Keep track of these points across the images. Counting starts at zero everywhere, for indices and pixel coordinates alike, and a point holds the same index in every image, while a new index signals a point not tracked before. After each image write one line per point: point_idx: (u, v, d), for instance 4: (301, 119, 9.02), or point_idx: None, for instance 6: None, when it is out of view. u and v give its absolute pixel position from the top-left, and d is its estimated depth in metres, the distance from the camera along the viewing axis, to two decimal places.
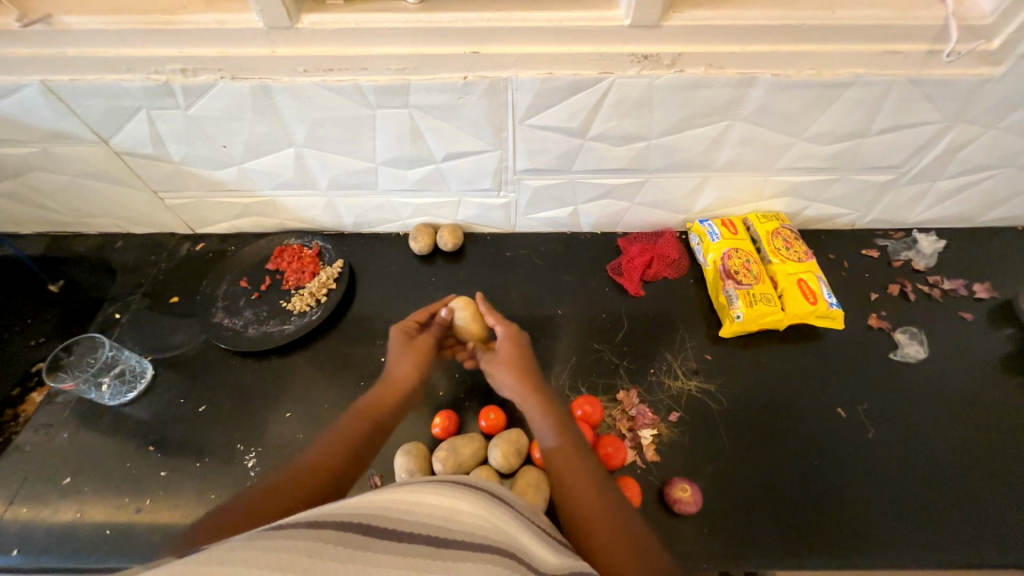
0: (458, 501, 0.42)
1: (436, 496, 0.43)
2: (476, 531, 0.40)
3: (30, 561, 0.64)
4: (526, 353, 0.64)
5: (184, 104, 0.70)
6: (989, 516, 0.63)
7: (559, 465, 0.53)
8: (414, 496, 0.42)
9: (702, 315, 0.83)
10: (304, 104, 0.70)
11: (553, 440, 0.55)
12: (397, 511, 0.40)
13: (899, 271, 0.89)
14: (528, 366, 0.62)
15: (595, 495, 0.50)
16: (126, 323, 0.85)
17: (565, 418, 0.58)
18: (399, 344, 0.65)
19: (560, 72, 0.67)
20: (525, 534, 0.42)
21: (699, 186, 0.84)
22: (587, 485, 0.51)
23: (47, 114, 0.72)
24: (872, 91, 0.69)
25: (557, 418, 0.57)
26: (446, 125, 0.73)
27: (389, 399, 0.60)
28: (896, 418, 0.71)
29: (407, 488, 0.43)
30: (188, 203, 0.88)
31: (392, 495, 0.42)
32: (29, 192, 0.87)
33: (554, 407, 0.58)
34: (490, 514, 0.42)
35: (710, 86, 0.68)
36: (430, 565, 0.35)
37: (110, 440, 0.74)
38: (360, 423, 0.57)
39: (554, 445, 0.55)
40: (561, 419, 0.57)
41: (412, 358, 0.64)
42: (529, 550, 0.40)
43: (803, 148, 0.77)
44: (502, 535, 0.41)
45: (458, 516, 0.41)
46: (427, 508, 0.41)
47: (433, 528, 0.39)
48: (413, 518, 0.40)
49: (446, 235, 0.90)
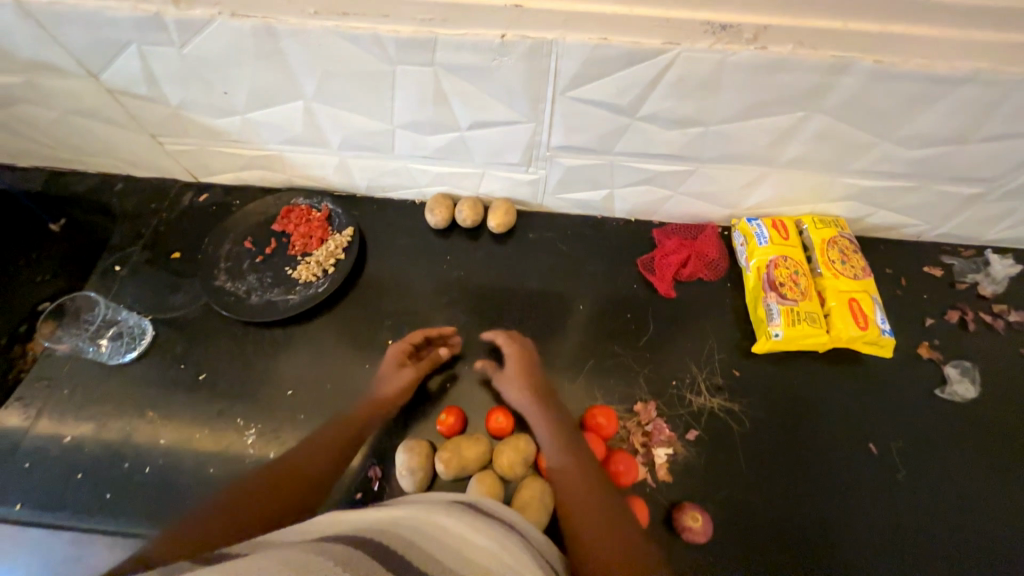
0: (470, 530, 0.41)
1: (450, 518, 0.42)
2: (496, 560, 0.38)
3: (31, 516, 0.64)
4: (534, 369, 0.69)
5: (179, 41, 0.61)
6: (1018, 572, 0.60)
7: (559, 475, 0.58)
8: (430, 515, 0.42)
9: (736, 326, 0.77)
10: (314, 52, 0.61)
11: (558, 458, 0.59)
12: (421, 535, 0.38)
13: (960, 296, 0.80)
14: (540, 391, 0.66)
15: (585, 503, 0.54)
16: (127, 277, 0.82)
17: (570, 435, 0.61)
18: (392, 367, 0.69)
19: (615, 37, 0.56)
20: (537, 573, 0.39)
21: (754, 181, 0.74)
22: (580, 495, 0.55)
23: (27, 40, 0.64)
24: (992, 91, 0.57)
25: (560, 434, 0.61)
26: (475, 89, 0.63)
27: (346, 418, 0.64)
28: (932, 460, 0.66)
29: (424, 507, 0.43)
30: (190, 150, 0.81)
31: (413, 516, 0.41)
32: (19, 124, 0.80)
33: (562, 424, 0.63)
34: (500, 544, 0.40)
35: (794, 70, 0.56)
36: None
37: (109, 398, 0.72)
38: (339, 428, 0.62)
39: (558, 463, 0.59)
40: (564, 437, 0.61)
41: (400, 379, 0.68)
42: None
43: (884, 150, 0.66)
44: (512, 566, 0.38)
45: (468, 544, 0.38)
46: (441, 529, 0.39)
47: (451, 549, 0.37)
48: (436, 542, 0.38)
49: (465, 210, 0.82)
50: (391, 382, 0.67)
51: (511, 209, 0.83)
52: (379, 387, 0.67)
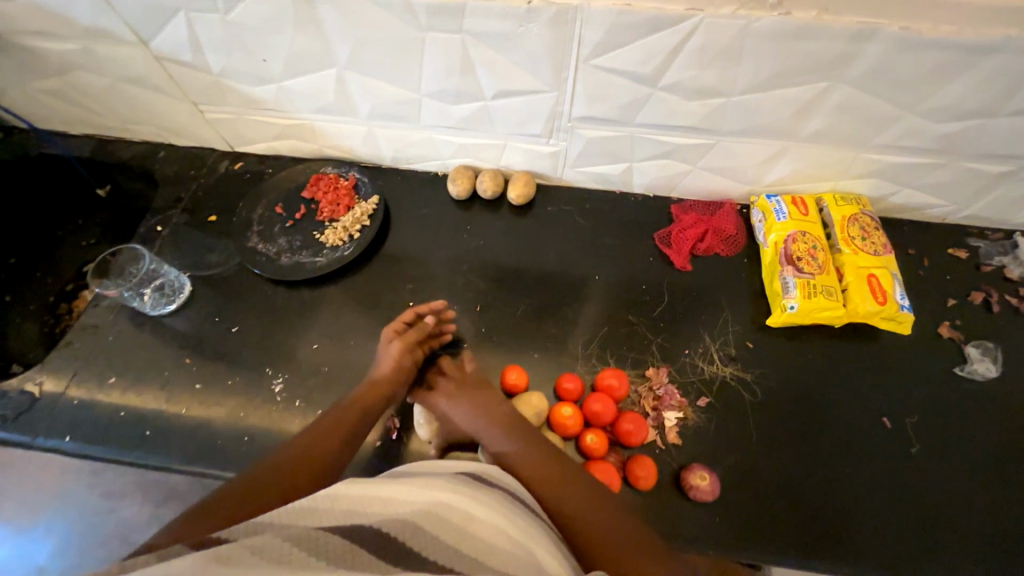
0: (474, 509, 0.41)
1: (451, 497, 0.41)
2: (493, 530, 0.40)
3: (81, 447, 0.71)
4: (478, 379, 0.66)
5: (224, 8, 0.65)
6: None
7: (515, 463, 0.55)
8: (430, 494, 0.41)
9: (751, 300, 0.77)
10: (349, 18, 0.64)
11: (510, 446, 0.57)
12: (425, 522, 0.38)
13: (986, 278, 0.78)
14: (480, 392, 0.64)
15: (564, 486, 0.53)
16: (167, 237, 0.87)
17: (517, 423, 0.60)
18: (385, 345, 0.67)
19: (639, 4, 0.57)
20: (540, 543, 0.41)
21: (775, 156, 0.74)
22: (553, 479, 0.54)
23: (86, 8, 0.69)
24: (1023, 60, 0.56)
25: (507, 425, 0.60)
26: (500, 58, 0.66)
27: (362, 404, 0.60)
28: (946, 436, 0.66)
29: (422, 484, 0.42)
30: (227, 119, 0.85)
31: (413, 496, 0.41)
32: (74, 92, 0.85)
33: (505, 416, 0.61)
34: (503, 520, 0.41)
35: (817, 37, 0.57)
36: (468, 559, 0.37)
37: (153, 347, 0.78)
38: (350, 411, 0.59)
39: (512, 451, 0.57)
40: (512, 427, 0.60)
41: (392, 354, 0.65)
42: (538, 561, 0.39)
43: (910, 123, 0.65)
44: (518, 547, 0.39)
45: (472, 529, 0.39)
46: (443, 512, 0.40)
47: (456, 538, 0.38)
48: (432, 518, 0.39)
49: (486, 182, 0.84)
50: (384, 360, 0.65)
51: (531, 181, 0.85)
52: (379, 366, 0.65)
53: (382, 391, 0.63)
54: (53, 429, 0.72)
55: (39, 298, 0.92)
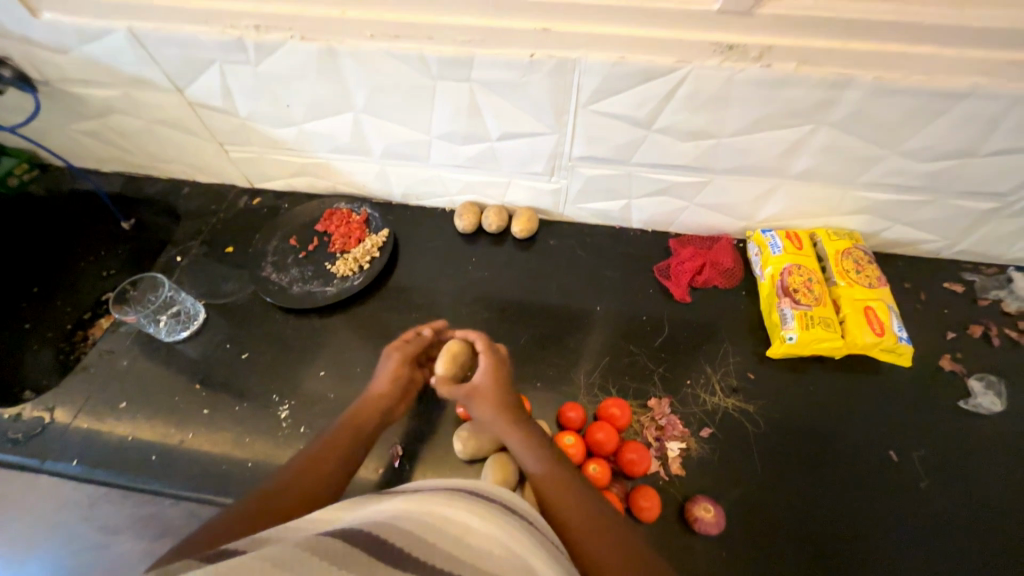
0: (472, 518, 0.40)
1: (449, 509, 0.41)
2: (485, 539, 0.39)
3: (87, 472, 0.72)
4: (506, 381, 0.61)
5: (254, 60, 0.72)
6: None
7: (543, 487, 0.52)
8: (430, 506, 0.41)
9: (751, 331, 0.78)
10: (367, 69, 0.70)
11: (537, 467, 0.54)
12: (415, 527, 0.38)
13: (984, 311, 0.79)
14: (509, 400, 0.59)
15: (582, 511, 0.49)
16: (186, 267, 0.91)
17: (545, 442, 0.56)
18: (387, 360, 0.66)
19: (632, 56, 0.63)
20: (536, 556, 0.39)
21: (768, 193, 0.78)
22: (577, 507, 0.50)
23: (131, 60, 0.76)
24: (994, 105, 0.60)
25: (535, 442, 0.56)
26: (505, 103, 0.71)
27: (364, 422, 0.60)
28: (955, 471, 0.65)
29: (421, 496, 0.42)
30: (250, 157, 0.91)
31: (409, 508, 0.41)
32: (110, 133, 0.92)
33: (533, 432, 0.57)
34: (502, 531, 0.40)
35: (799, 85, 0.61)
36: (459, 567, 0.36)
37: (164, 373, 0.80)
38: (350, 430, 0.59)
39: (539, 473, 0.53)
40: (541, 444, 0.56)
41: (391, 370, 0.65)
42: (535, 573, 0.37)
43: (894, 162, 0.69)
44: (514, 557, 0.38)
45: (469, 538, 0.38)
46: (436, 519, 0.39)
47: (447, 546, 0.37)
48: (424, 528, 0.38)
49: (491, 216, 0.88)
50: (384, 375, 0.64)
51: (534, 216, 0.89)
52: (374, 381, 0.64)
53: (377, 407, 0.62)
54: (60, 454, 0.73)
55: (58, 327, 0.94)
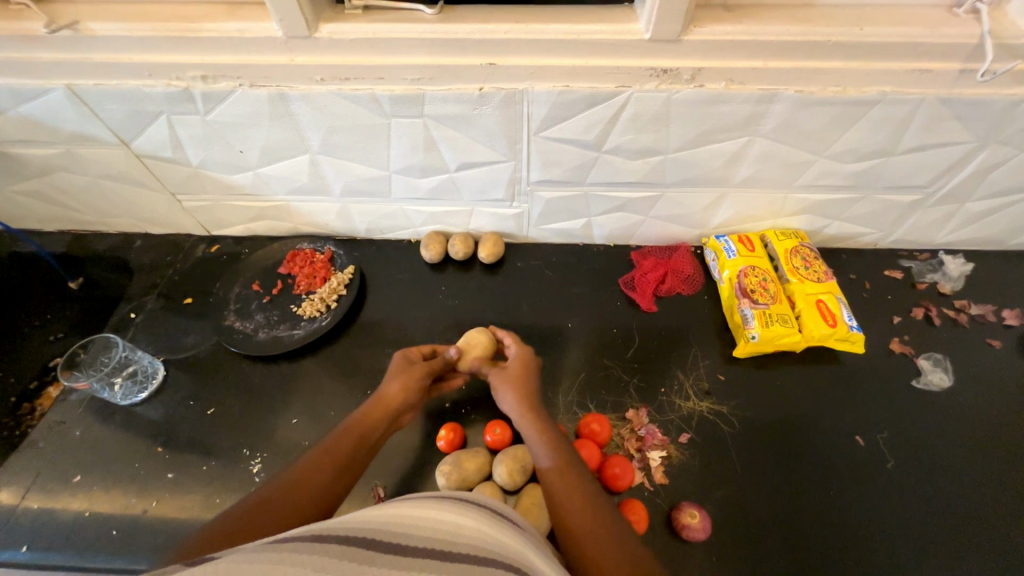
0: (463, 520, 0.41)
1: (439, 514, 0.41)
2: (479, 539, 0.39)
3: (39, 558, 0.66)
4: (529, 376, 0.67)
5: (203, 109, 0.72)
6: (1004, 554, 0.61)
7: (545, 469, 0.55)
8: (419, 511, 0.41)
9: (717, 334, 0.81)
10: (320, 112, 0.71)
11: (543, 453, 0.57)
12: (406, 530, 0.39)
13: (923, 294, 0.85)
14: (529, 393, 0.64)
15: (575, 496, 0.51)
16: (141, 324, 0.88)
17: (559, 437, 0.59)
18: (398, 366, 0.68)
19: (576, 85, 0.66)
20: (529, 550, 0.40)
21: (716, 202, 0.82)
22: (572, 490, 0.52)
23: (72, 117, 0.74)
24: (901, 109, 0.67)
25: (549, 435, 0.59)
26: (461, 135, 0.73)
27: (362, 431, 0.60)
28: (918, 448, 0.69)
29: (412, 504, 0.42)
30: (205, 205, 0.89)
31: (400, 511, 0.41)
32: (52, 191, 0.89)
33: (551, 428, 0.60)
34: (494, 530, 0.41)
35: (730, 102, 0.66)
36: (452, 560, 0.36)
37: (122, 438, 0.76)
38: (349, 439, 0.59)
39: (543, 457, 0.56)
40: (554, 438, 0.58)
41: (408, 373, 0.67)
42: (533, 563, 0.38)
43: (824, 165, 0.74)
44: (509, 550, 0.39)
45: (459, 536, 0.39)
46: (427, 523, 0.40)
47: (438, 544, 0.38)
48: (415, 534, 0.39)
49: (457, 244, 0.89)
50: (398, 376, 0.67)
51: (500, 241, 0.90)
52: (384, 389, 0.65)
53: (381, 412, 0.63)
54: (7, 541, 0.67)
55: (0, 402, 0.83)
